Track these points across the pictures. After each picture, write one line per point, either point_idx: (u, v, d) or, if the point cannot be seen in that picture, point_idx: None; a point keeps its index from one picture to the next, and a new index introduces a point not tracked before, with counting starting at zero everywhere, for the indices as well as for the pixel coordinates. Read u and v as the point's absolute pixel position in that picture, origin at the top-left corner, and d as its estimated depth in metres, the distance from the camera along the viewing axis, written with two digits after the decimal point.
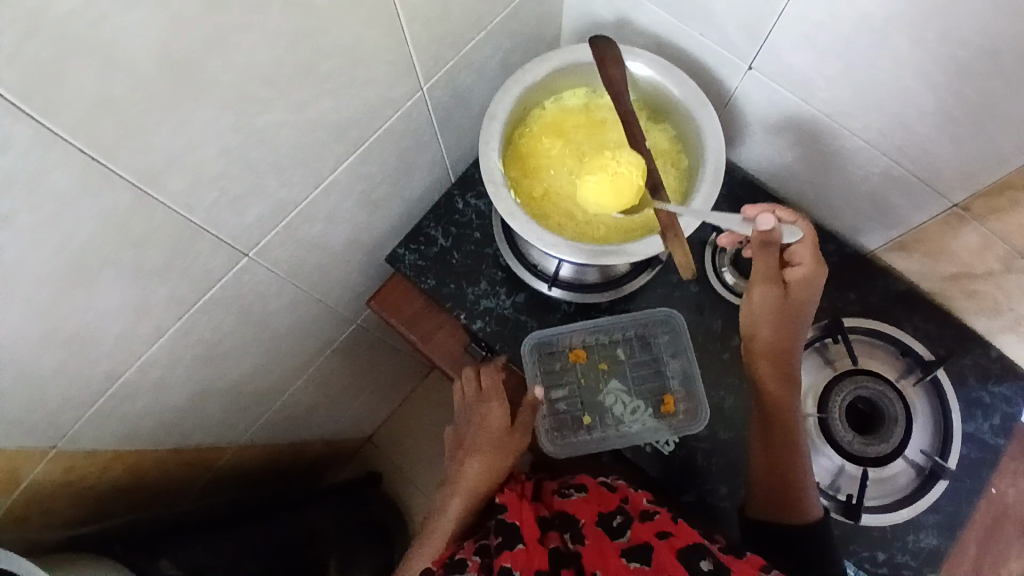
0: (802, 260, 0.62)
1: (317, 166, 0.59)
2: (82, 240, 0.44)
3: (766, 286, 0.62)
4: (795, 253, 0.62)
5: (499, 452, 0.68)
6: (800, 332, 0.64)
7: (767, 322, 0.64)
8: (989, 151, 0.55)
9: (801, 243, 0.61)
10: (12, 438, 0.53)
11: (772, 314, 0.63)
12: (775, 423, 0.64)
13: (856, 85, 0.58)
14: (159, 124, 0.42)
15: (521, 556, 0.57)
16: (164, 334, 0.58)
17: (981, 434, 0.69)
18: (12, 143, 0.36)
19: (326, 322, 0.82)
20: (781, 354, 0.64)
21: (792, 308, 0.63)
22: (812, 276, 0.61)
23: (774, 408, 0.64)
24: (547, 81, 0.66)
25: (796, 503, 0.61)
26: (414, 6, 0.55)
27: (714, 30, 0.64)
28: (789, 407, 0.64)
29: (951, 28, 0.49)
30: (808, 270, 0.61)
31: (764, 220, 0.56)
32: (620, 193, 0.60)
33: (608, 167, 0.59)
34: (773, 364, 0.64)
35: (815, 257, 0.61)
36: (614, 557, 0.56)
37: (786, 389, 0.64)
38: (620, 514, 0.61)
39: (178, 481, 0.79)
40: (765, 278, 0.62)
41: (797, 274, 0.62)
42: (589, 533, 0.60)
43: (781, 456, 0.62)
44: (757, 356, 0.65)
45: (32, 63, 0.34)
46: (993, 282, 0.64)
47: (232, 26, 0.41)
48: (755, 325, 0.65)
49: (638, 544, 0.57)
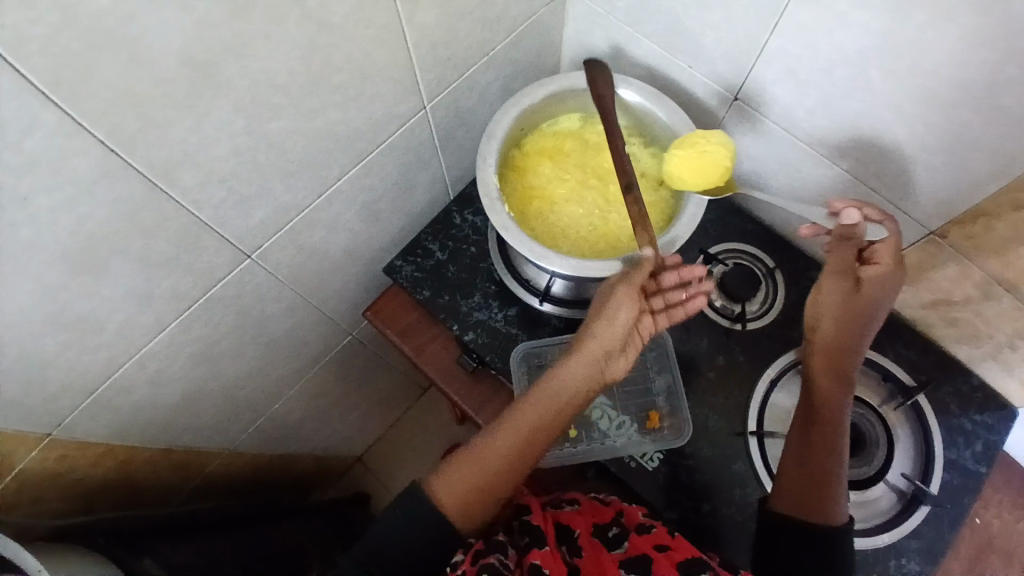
0: (881, 260, 0.61)
1: (323, 174, 0.62)
2: (95, 225, 0.47)
3: (835, 279, 0.63)
4: (877, 252, 0.62)
5: (614, 359, 0.58)
6: (865, 335, 0.63)
7: (831, 315, 0.63)
8: (963, 180, 0.57)
9: (885, 242, 0.61)
10: (8, 420, 0.54)
11: (836, 309, 0.63)
12: (817, 418, 0.63)
13: (835, 115, 0.62)
14: (176, 121, 0.45)
15: (549, 557, 0.59)
16: (165, 327, 0.60)
17: (963, 461, 0.70)
18: (38, 127, 0.39)
19: (322, 332, 0.84)
20: (839, 351, 0.63)
21: (863, 308, 0.62)
22: (885, 278, 0.60)
23: (820, 406, 0.63)
24: (544, 104, 0.70)
25: (819, 503, 0.60)
26: (422, 29, 0.58)
27: (704, 63, 0.68)
28: (835, 406, 0.63)
29: (921, 61, 0.52)
30: (883, 269, 0.60)
31: (849, 214, 0.62)
32: (707, 170, 0.62)
33: (699, 144, 0.62)
34: (830, 363, 0.64)
35: (895, 259, 0.60)
36: (611, 567, 0.60)
37: (836, 390, 0.63)
38: (616, 525, 0.64)
39: (167, 483, 0.79)
40: (836, 271, 0.63)
41: (871, 271, 0.61)
42: (585, 545, 0.62)
43: (815, 450, 0.62)
44: (814, 349, 0.64)
45: (66, 53, 0.37)
46: (972, 309, 0.66)
47: (252, 33, 0.45)
48: (817, 319, 0.65)
49: (635, 556, 0.60)
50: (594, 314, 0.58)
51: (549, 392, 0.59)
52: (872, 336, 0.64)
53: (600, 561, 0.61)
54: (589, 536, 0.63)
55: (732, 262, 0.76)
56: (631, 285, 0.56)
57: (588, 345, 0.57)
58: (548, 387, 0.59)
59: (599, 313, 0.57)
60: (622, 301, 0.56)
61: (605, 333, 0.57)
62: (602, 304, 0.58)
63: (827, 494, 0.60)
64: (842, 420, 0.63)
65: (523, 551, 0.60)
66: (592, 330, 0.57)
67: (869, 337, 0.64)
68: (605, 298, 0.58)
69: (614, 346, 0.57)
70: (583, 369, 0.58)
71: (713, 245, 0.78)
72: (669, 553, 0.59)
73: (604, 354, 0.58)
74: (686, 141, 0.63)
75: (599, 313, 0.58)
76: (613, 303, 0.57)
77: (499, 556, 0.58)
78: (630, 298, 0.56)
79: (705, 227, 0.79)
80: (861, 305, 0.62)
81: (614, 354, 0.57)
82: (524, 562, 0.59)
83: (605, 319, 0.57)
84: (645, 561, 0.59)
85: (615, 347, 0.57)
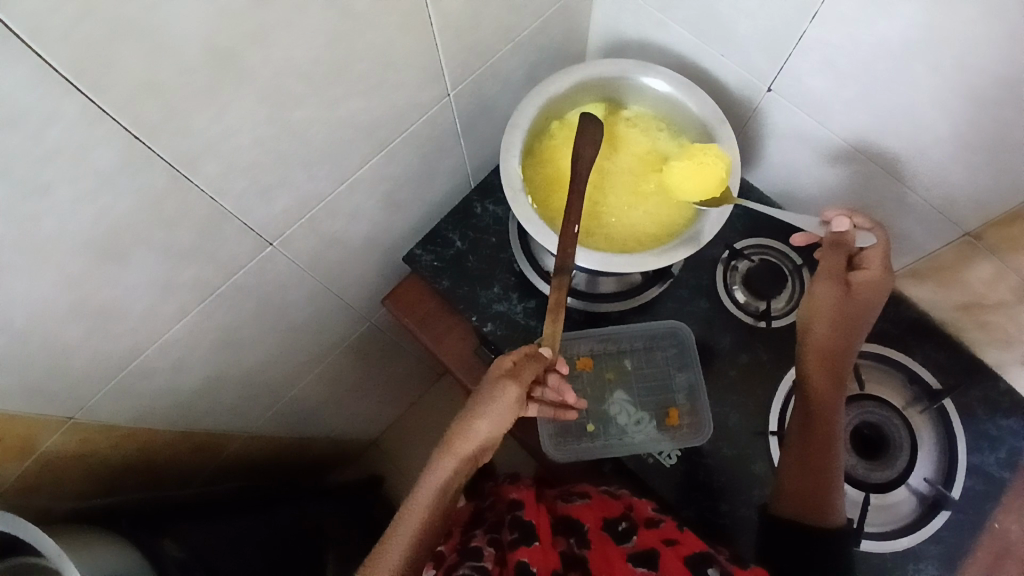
0: (870, 266, 0.61)
1: (345, 162, 0.61)
2: (118, 215, 0.46)
3: (827, 284, 0.62)
4: (866, 257, 0.61)
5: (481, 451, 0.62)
6: (857, 333, 0.63)
7: (825, 320, 0.63)
8: (1005, 179, 0.55)
9: (874, 248, 0.60)
10: (32, 405, 0.54)
11: (831, 311, 0.62)
12: (814, 425, 0.63)
13: (874, 110, 0.60)
14: (199, 110, 0.44)
15: (537, 554, 0.59)
16: (187, 315, 0.60)
17: (987, 467, 0.68)
18: (60, 118, 0.38)
19: (340, 319, 0.84)
20: (832, 355, 0.63)
21: (857, 312, 0.62)
22: (877, 281, 0.60)
23: (817, 408, 0.63)
24: (570, 93, 0.68)
25: (824, 508, 0.62)
26: (447, 14, 0.57)
27: (737, 52, 0.66)
28: (832, 411, 0.63)
29: (968, 58, 0.50)
30: (875, 275, 0.60)
31: (839, 223, 0.61)
32: (704, 181, 0.62)
33: (697, 155, 0.63)
34: (826, 366, 0.63)
35: (884, 265, 0.60)
36: (618, 561, 0.60)
37: (835, 392, 0.63)
38: (625, 520, 0.63)
39: (187, 464, 0.80)
40: (826, 274, 0.62)
41: (862, 278, 0.61)
42: (594, 539, 0.63)
43: (815, 457, 0.62)
44: (808, 353, 0.64)
45: (89, 43, 0.36)
46: (1004, 314, 0.64)
47: (274, 20, 0.44)
48: (810, 324, 0.64)
49: (642, 551, 0.60)
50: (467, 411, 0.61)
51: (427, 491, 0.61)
52: (864, 334, 0.63)
53: (607, 556, 0.61)
54: (598, 530, 0.63)
55: (758, 258, 0.74)
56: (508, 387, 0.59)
57: (461, 439, 0.61)
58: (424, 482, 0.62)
59: (472, 413, 0.60)
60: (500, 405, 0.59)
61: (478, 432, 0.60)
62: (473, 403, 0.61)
63: (830, 495, 0.62)
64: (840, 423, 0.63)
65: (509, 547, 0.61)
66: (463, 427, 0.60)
67: (862, 335, 0.63)
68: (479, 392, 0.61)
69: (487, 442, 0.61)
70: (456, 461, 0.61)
71: (739, 240, 0.76)
72: (675, 548, 0.60)
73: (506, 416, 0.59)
74: (687, 153, 0.64)
75: (472, 410, 0.60)
76: (487, 403, 0.59)
77: (474, 563, 0.61)
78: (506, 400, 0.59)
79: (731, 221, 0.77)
80: (855, 310, 0.62)
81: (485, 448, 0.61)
82: (509, 558, 0.59)
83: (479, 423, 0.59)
84: (653, 557, 0.59)
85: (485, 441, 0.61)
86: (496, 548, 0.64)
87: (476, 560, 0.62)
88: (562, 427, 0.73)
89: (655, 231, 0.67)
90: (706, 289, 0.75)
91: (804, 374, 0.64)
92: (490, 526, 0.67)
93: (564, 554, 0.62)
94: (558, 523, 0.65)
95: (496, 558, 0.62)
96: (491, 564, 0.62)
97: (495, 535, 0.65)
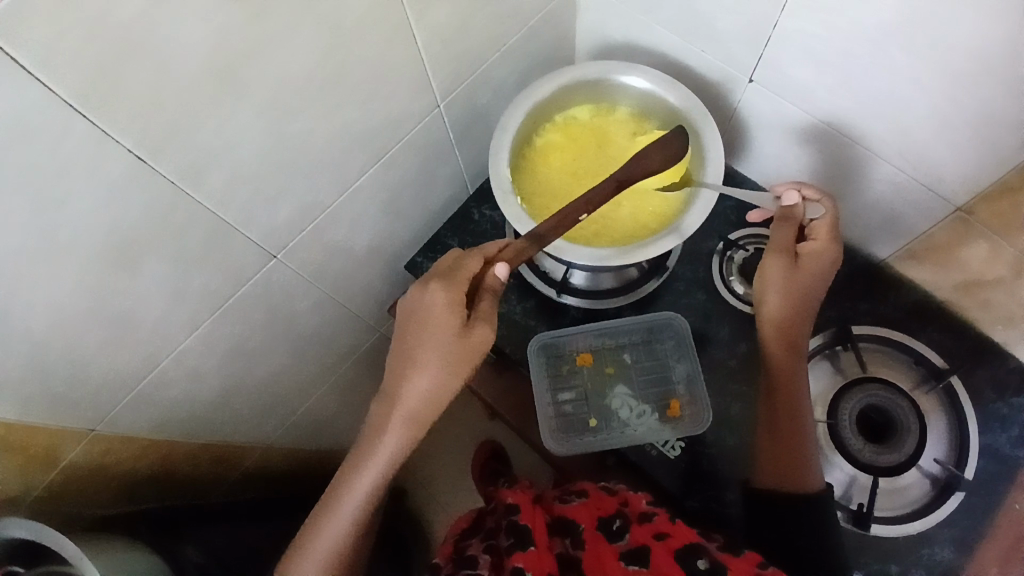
0: (817, 236, 0.64)
1: (342, 173, 0.64)
2: (126, 230, 0.49)
3: (777, 255, 0.65)
4: (814, 228, 0.65)
5: (427, 409, 0.59)
6: (807, 310, 0.66)
7: (777, 290, 0.65)
8: (989, 152, 0.55)
9: (822, 219, 0.64)
10: (56, 413, 0.57)
11: (783, 282, 0.64)
12: (779, 388, 0.65)
13: (853, 93, 0.60)
14: (202, 126, 0.47)
15: (533, 558, 0.59)
16: (199, 325, 0.63)
17: (998, 447, 0.67)
18: (70, 138, 0.41)
19: (349, 329, 0.87)
20: (789, 323, 0.65)
21: (805, 281, 0.64)
22: (822, 251, 0.64)
23: (779, 375, 0.66)
24: (555, 96, 0.70)
25: (799, 473, 0.63)
26: (432, 28, 0.59)
27: (718, 47, 0.68)
28: (792, 373, 0.65)
29: (938, 36, 0.51)
30: (821, 245, 0.64)
31: (788, 197, 0.65)
32: None
33: None
34: (780, 331, 0.65)
35: (831, 237, 0.64)
36: (611, 559, 0.60)
37: (792, 363, 0.66)
38: (620, 517, 0.64)
39: (207, 474, 0.83)
40: (777, 248, 0.65)
41: (810, 248, 0.64)
42: (589, 538, 0.63)
43: (784, 424, 0.65)
44: (763, 322, 0.66)
45: (94, 66, 0.39)
46: (1004, 290, 0.62)
47: (267, 40, 0.46)
48: (763, 293, 0.66)
49: (635, 547, 0.60)
50: (411, 344, 0.58)
51: (383, 449, 0.59)
52: (814, 313, 0.66)
53: (599, 554, 0.61)
54: (593, 529, 0.64)
55: (753, 248, 0.76)
56: (462, 326, 0.57)
57: (405, 387, 0.58)
58: (377, 437, 0.60)
59: (419, 359, 0.58)
60: (452, 348, 0.57)
61: (424, 383, 0.58)
62: (416, 333, 0.58)
63: (804, 464, 0.63)
64: (801, 385, 0.65)
65: (507, 552, 0.62)
66: (407, 376, 0.58)
67: (812, 313, 0.66)
68: (418, 316, 0.58)
69: (434, 396, 0.58)
70: (402, 416, 0.59)
71: (733, 232, 0.77)
72: (667, 541, 0.60)
73: (429, 388, 0.58)
74: None
75: (418, 352, 0.58)
76: (434, 344, 0.57)
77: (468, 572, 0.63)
78: (461, 341, 0.57)
79: (724, 214, 0.78)
80: (806, 279, 0.64)
81: (433, 400, 0.59)
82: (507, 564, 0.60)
83: (429, 373, 0.58)
84: (644, 553, 0.59)
85: (432, 394, 0.58)
86: (492, 555, 0.64)
87: (471, 568, 0.64)
88: (564, 422, 0.73)
89: (645, 221, 0.69)
90: (702, 282, 0.76)
91: (764, 344, 0.67)
92: (487, 533, 0.68)
93: (561, 557, 0.62)
94: (554, 523, 0.66)
95: (492, 565, 0.63)
96: (486, 569, 0.63)
97: (492, 542, 0.66)
